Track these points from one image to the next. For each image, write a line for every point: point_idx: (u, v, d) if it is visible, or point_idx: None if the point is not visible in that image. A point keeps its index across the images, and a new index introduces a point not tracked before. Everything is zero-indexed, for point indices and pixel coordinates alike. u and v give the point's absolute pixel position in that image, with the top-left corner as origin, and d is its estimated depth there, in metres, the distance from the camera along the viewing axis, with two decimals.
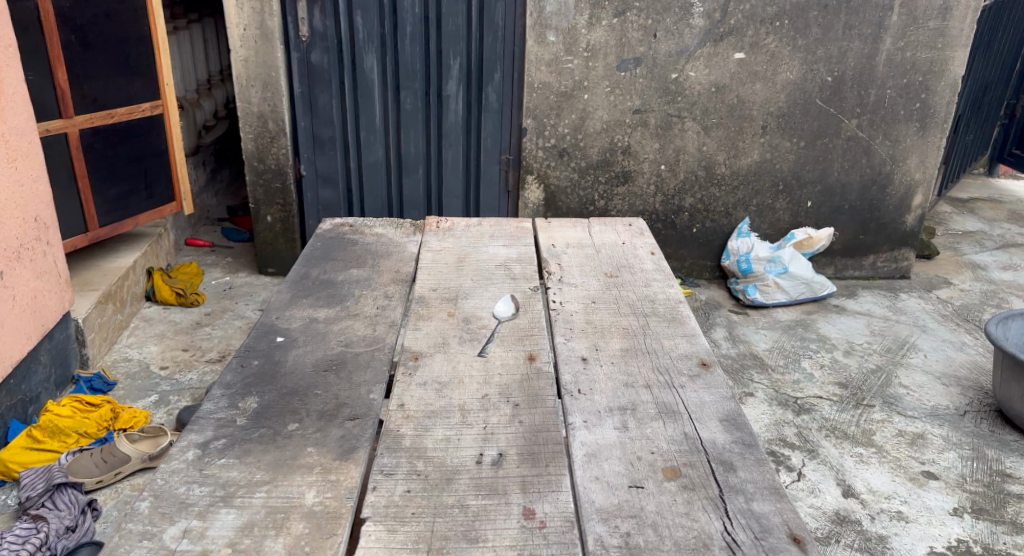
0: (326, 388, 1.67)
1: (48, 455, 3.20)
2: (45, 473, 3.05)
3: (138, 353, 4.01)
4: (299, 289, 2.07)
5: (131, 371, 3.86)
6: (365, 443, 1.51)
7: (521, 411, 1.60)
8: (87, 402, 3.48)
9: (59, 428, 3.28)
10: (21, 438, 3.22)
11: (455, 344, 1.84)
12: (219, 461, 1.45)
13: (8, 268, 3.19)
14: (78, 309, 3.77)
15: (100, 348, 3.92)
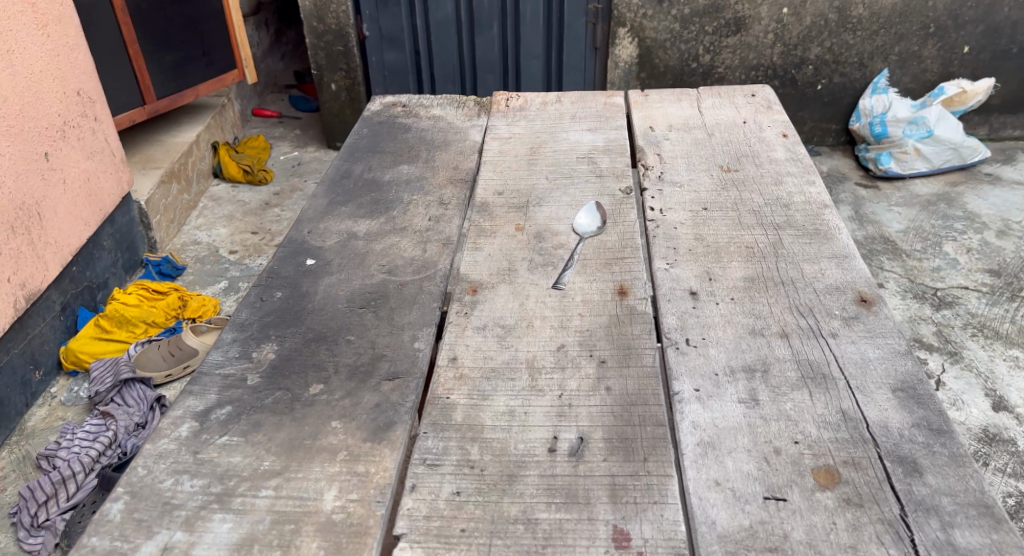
0: (362, 333, 1.31)
1: (117, 347, 3.05)
2: (113, 366, 2.90)
3: (207, 235, 3.76)
4: (337, 192, 1.71)
5: (200, 256, 3.62)
6: (405, 419, 1.14)
7: (609, 374, 1.21)
8: (154, 291, 3.28)
9: (126, 317, 3.10)
10: (89, 326, 3.07)
11: (523, 270, 1.45)
12: (220, 442, 1.10)
13: (52, 149, 2.96)
14: (140, 191, 3.53)
15: (167, 232, 3.70)
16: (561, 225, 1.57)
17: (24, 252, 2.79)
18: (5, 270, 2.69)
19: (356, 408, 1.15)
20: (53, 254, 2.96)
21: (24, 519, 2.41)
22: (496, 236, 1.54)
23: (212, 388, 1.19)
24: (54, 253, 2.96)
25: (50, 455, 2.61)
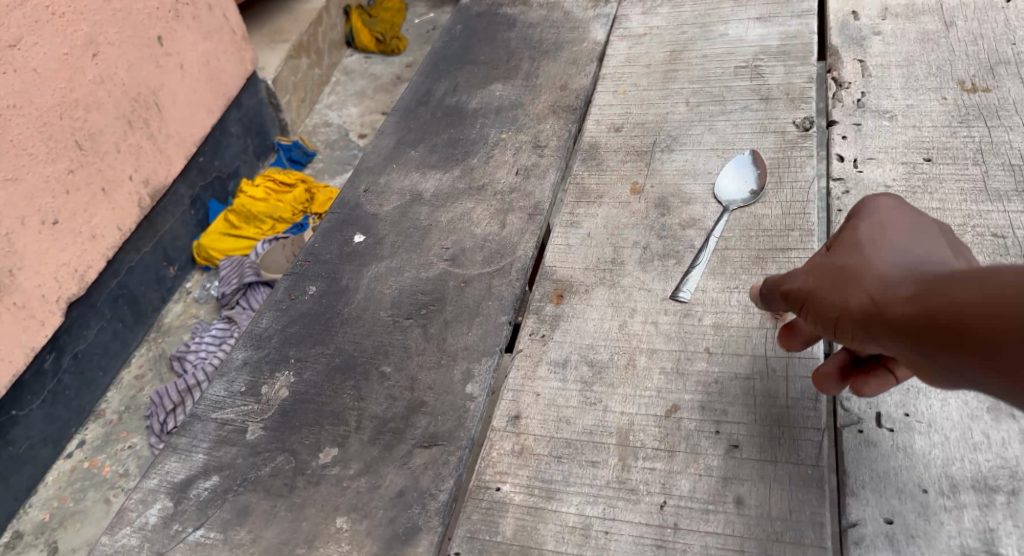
0: (402, 364, 0.97)
1: (246, 244, 2.84)
2: (240, 267, 2.71)
3: (338, 116, 3.49)
4: (408, 125, 1.35)
5: (331, 140, 3.39)
6: (430, 532, 0.81)
7: (738, 475, 0.82)
8: (281, 182, 3.03)
9: (253, 213, 2.87)
10: (219, 222, 2.87)
11: (631, 266, 1.05)
12: (194, 537, 0.85)
13: (163, 32, 2.57)
14: (267, 68, 3.19)
15: (299, 113, 3.42)
16: (688, 192, 1.12)
17: (144, 147, 2.52)
18: (124, 168, 2.44)
19: (372, 498, 0.85)
20: (177, 148, 2.67)
21: (154, 426, 2.34)
22: (601, 206, 1.14)
23: (202, 443, 0.93)
24: (177, 146, 2.67)
25: (180, 358, 2.51)
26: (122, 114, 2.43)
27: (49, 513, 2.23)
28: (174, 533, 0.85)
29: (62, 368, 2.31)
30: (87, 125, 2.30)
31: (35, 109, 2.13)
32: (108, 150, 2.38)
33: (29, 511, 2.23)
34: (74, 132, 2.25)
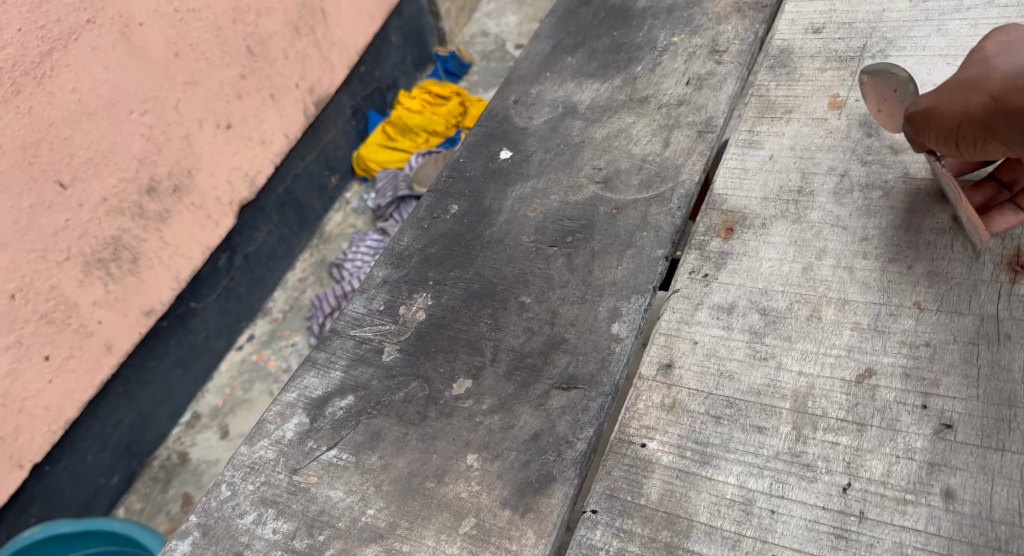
0: (539, 295, 1.16)
1: (400, 156, 2.82)
2: (394, 180, 2.70)
3: (496, 25, 3.32)
4: (570, 24, 1.55)
5: (487, 50, 3.23)
6: (565, 484, 0.99)
7: (945, 461, 0.95)
8: (437, 95, 2.95)
9: (408, 125, 2.84)
10: (377, 133, 2.88)
11: (818, 176, 1.22)
12: (326, 457, 1.08)
13: None
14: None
15: (458, 21, 3.29)
16: None
17: (310, 55, 2.54)
18: (291, 76, 2.47)
19: (505, 439, 1.04)
20: (341, 56, 2.68)
21: (313, 327, 2.45)
22: (786, 124, 1.30)
23: (340, 361, 1.17)
24: (341, 54, 2.68)
25: (339, 265, 2.59)
26: (291, 21, 2.43)
27: (221, 400, 2.37)
28: (309, 452, 1.08)
29: (235, 267, 2.43)
30: (258, 32, 2.32)
31: (212, 14, 2.15)
32: (277, 57, 2.40)
33: (205, 396, 2.39)
34: (246, 37, 2.27)
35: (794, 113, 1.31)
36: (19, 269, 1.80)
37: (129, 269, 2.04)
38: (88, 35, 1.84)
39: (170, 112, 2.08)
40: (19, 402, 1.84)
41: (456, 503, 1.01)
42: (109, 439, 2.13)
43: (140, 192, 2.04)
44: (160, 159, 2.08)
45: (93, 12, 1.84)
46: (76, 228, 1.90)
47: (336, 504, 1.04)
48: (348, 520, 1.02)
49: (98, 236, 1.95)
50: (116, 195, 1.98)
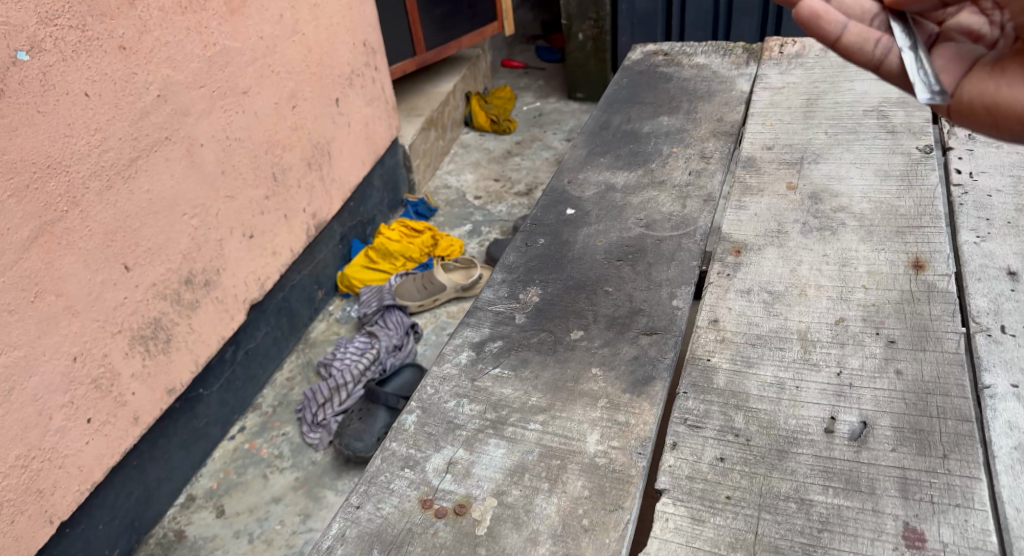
0: (619, 286, 1.28)
1: (380, 276, 3.22)
2: (378, 294, 3.07)
3: (457, 180, 3.87)
4: (614, 103, 1.84)
5: (450, 199, 3.75)
6: (663, 377, 1.09)
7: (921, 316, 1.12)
8: (411, 228, 3.42)
9: (389, 250, 3.27)
10: (360, 256, 3.28)
11: (794, 233, 1.33)
12: (494, 372, 1.14)
13: (343, 95, 3.04)
14: (405, 136, 3.64)
15: (425, 175, 3.82)
16: None
17: (315, 186, 2.92)
18: (299, 200, 2.80)
19: (613, 359, 1.13)
20: (338, 190, 3.09)
21: (307, 415, 2.65)
22: (763, 196, 1.44)
23: (484, 324, 1.24)
24: (337, 189, 3.09)
25: (326, 364, 2.85)
26: (305, 157, 2.81)
27: (215, 482, 2.50)
28: (482, 367, 1.15)
29: (237, 360, 2.66)
30: (280, 161, 2.65)
31: (247, 144, 2.45)
32: (293, 184, 2.74)
33: (199, 480, 2.51)
34: (271, 166, 2.60)
35: (765, 191, 1.45)
36: (84, 335, 1.86)
37: (163, 348, 2.13)
38: (165, 149, 2.05)
39: (212, 219, 2.29)
40: (61, 458, 1.84)
41: (590, 391, 1.09)
42: (118, 510, 2.22)
43: (181, 282, 2.17)
44: (199, 256, 2.25)
45: (172, 130, 2.07)
46: (131, 305, 1.99)
47: (507, 397, 1.10)
48: (519, 402, 1.09)
49: (143, 314, 2.04)
50: (164, 283, 2.11)
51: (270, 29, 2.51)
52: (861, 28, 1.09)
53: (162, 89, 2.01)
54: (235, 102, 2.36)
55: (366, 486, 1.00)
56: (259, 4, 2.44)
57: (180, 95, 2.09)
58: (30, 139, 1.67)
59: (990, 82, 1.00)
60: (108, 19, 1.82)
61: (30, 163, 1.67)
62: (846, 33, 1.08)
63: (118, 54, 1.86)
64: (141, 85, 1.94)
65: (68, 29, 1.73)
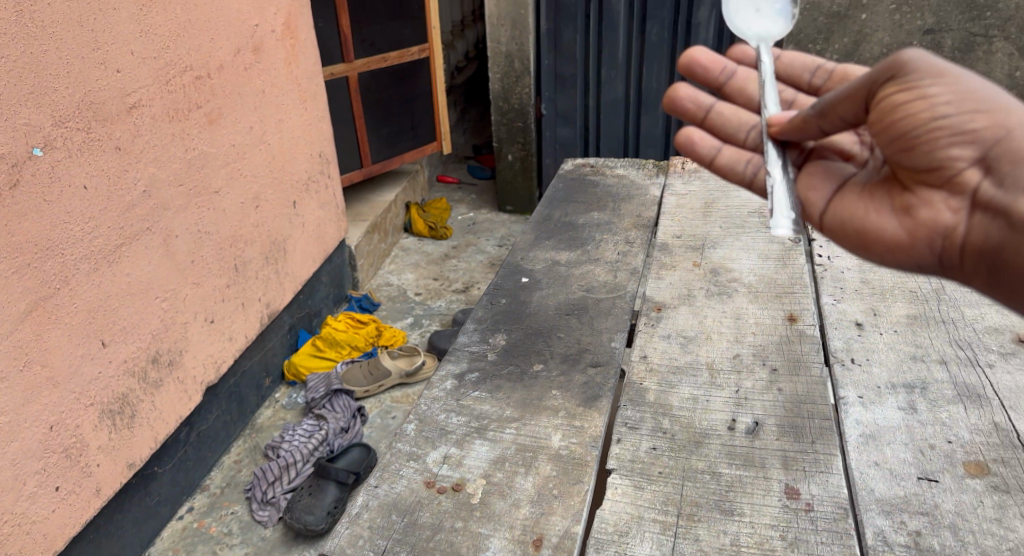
0: (569, 332, 1.62)
1: (327, 363, 3.27)
2: (326, 379, 3.10)
3: (398, 279, 4.14)
4: (551, 206, 2.24)
5: (392, 295, 4.01)
6: (607, 391, 1.44)
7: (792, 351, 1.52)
8: (358, 320, 3.54)
9: (336, 339, 3.35)
10: (307, 345, 3.34)
11: (700, 296, 1.74)
12: (474, 394, 1.44)
13: (298, 199, 3.01)
14: (351, 238, 3.89)
15: (368, 273, 4.07)
16: None
17: (272, 279, 2.85)
18: (257, 290, 2.73)
19: (569, 382, 1.47)
20: (290, 286, 3.01)
21: (257, 494, 2.60)
22: (674, 271, 1.85)
23: (462, 360, 1.53)
24: (289, 285, 3.00)
25: (274, 446, 2.80)
26: (264, 252, 2.75)
27: None
28: (463, 390, 1.44)
29: (189, 441, 2.59)
30: (243, 255, 2.60)
31: (216, 237, 2.42)
32: (252, 276, 2.68)
33: None
34: (236, 259, 2.55)
35: (676, 267, 1.87)
36: (61, 405, 1.82)
37: (128, 423, 2.04)
38: (145, 239, 2.05)
39: (180, 303, 2.24)
40: (30, 523, 1.75)
41: (551, 405, 1.41)
42: None
43: (150, 360, 2.10)
44: (167, 336, 2.19)
45: (153, 222, 2.08)
46: (104, 380, 1.94)
47: (488, 412, 1.39)
48: (499, 413, 1.39)
49: (114, 388, 1.98)
50: (135, 359, 2.05)
51: (242, 139, 2.53)
52: (735, 150, 1.30)
53: (147, 186, 2.04)
54: (209, 200, 2.35)
55: (381, 472, 1.27)
56: (234, 116, 2.47)
57: (162, 192, 2.12)
58: (35, 226, 1.70)
59: (858, 208, 1.13)
60: (108, 123, 1.88)
61: (30, 243, 1.69)
62: (720, 155, 1.30)
63: (114, 153, 1.91)
64: (129, 180, 1.97)
65: (76, 130, 1.79)
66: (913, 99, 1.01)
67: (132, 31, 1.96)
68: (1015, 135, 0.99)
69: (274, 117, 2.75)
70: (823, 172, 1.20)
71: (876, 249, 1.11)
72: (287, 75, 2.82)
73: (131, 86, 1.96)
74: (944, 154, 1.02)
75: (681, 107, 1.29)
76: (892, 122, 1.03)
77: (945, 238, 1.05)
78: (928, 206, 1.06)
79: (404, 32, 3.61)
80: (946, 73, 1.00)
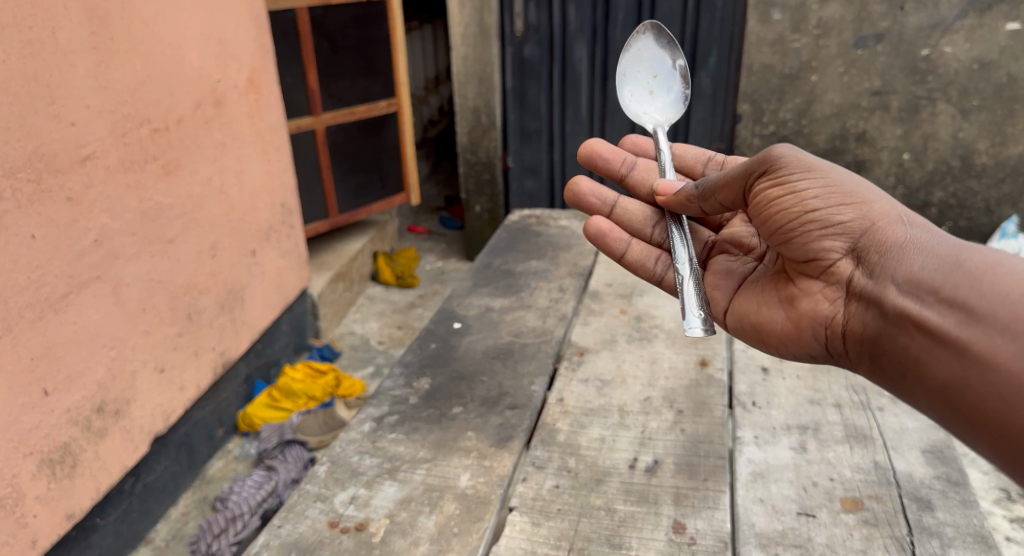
0: (492, 376, 1.69)
1: (281, 414, 2.95)
2: (279, 429, 2.85)
3: (362, 328, 3.80)
4: (495, 253, 2.32)
5: (354, 343, 3.66)
6: (521, 428, 1.51)
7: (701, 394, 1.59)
8: (317, 367, 3.21)
9: (292, 388, 3.02)
10: (263, 396, 3.02)
11: (622, 342, 1.82)
12: (390, 436, 1.51)
13: (260, 247, 2.85)
14: (315, 286, 3.58)
15: (332, 322, 3.72)
16: None
17: (228, 329, 2.65)
18: (211, 339, 2.54)
19: (485, 422, 1.53)
20: (247, 334, 2.80)
21: (201, 547, 2.39)
22: (599, 317, 1.93)
23: (384, 404, 1.61)
24: (247, 333, 2.80)
25: (222, 499, 2.58)
26: (219, 300, 2.57)
27: None
28: (380, 433, 1.51)
29: (134, 493, 2.35)
30: (196, 303, 2.43)
31: (170, 285, 2.30)
32: (206, 324, 2.49)
33: None
34: (189, 306, 2.40)
35: (604, 312, 1.95)
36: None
37: (68, 474, 1.91)
38: (94, 288, 1.97)
39: (129, 352, 2.11)
40: None
41: (463, 445, 1.47)
42: None
43: (94, 410, 1.98)
44: (114, 386, 2.06)
45: (102, 271, 1.99)
46: (43, 430, 1.83)
47: (400, 452, 1.46)
48: (411, 455, 1.46)
49: (55, 438, 1.87)
50: (79, 409, 1.94)
51: (200, 190, 2.44)
52: (643, 245, 1.52)
53: (98, 235, 1.97)
54: (162, 250, 2.25)
55: (286, 512, 1.34)
56: (193, 165, 2.39)
57: (114, 241, 2.04)
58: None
59: (758, 301, 1.33)
60: (60, 173, 1.85)
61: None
62: (631, 249, 1.51)
63: (64, 204, 1.87)
64: (79, 231, 1.91)
65: (26, 182, 1.75)
66: (787, 193, 1.19)
67: (88, 83, 1.93)
68: (879, 228, 1.15)
69: (235, 170, 2.65)
70: (724, 271, 1.43)
71: (773, 338, 1.29)
72: (250, 127, 2.73)
73: (86, 138, 1.93)
74: (820, 245, 1.19)
75: (586, 203, 1.59)
76: (771, 215, 1.22)
77: (829, 326, 1.21)
78: (810, 298, 1.23)
79: (372, 86, 3.65)
80: (815, 173, 1.19)
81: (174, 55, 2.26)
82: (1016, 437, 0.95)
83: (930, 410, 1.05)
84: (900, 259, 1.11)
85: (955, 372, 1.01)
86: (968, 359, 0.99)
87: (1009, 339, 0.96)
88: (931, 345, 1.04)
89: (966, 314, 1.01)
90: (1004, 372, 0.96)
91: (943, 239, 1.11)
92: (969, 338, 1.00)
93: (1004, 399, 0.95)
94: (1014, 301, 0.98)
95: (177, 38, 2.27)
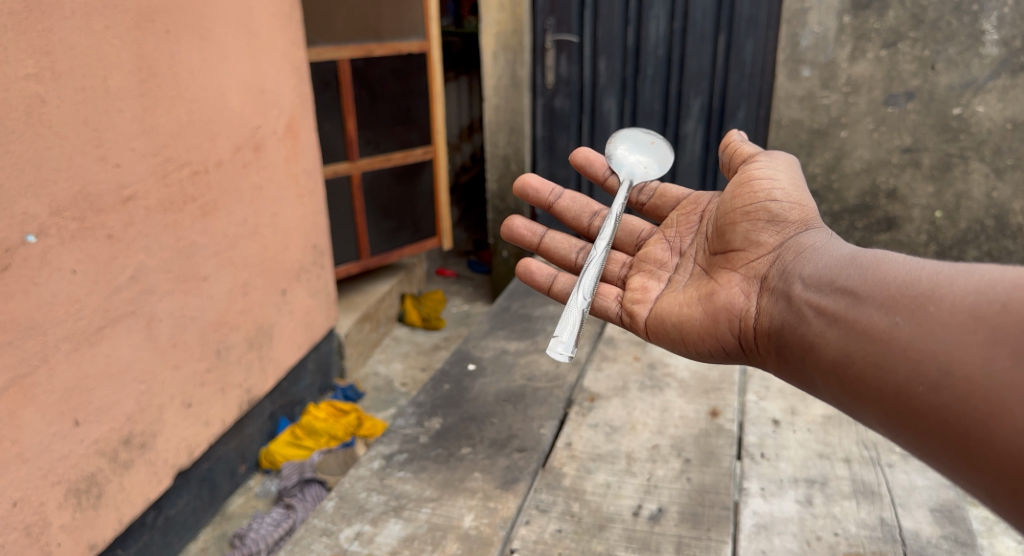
0: (502, 418, 1.72)
1: (302, 452, 2.91)
2: (299, 467, 2.78)
3: (386, 369, 3.81)
4: (513, 298, 2.36)
5: (378, 384, 3.67)
6: (531, 467, 1.55)
7: (710, 444, 1.62)
8: (340, 408, 3.17)
9: (313, 427, 2.97)
10: (284, 434, 2.97)
11: (634, 390, 1.83)
12: (398, 473, 1.55)
13: (289, 287, 2.92)
14: (341, 326, 3.61)
15: (356, 362, 3.74)
16: None
17: (254, 366, 2.69)
18: (238, 376, 2.59)
19: (494, 463, 1.57)
20: (273, 372, 2.83)
21: None
22: (614, 362, 1.96)
23: (395, 443, 1.65)
24: (274, 369, 2.84)
25: (241, 536, 2.52)
26: (248, 337, 2.63)
27: None
28: (388, 471, 1.55)
29: (156, 525, 2.30)
30: (226, 339, 2.50)
31: (201, 321, 2.37)
32: (233, 361, 2.55)
33: None
34: (216, 344, 2.45)
35: (618, 357, 1.98)
36: (28, 482, 1.76)
37: (93, 504, 1.95)
38: (129, 321, 2.04)
39: (157, 386, 2.17)
40: None
41: (472, 485, 1.51)
42: None
43: (122, 440, 2.02)
44: (141, 418, 2.11)
45: (136, 306, 2.07)
46: (71, 459, 1.88)
47: (407, 492, 1.50)
48: (418, 494, 1.49)
49: (81, 467, 1.91)
50: (107, 440, 1.98)
51: (235, 230, 2.52)
52: (569, 280, 1.62)
53: (136, 271, 2.05)
54: (196, 287, 2.33)
55: (292, 546, 1.39)
56: (230, 207, 2.48)
57: (150, 277, 2.12)
58: (19, 307, 1.72)
59: (677, 302, 1.44)
60: (102, 213, 1.93)
61: (13, 324, 1.70)
62: (556, 284, 1.61)
63: (105, 241, 1.95)
64: (117, 267, 1.99)
65: (71, 220, 1.84)
66: (762, 177, 1.43)
67: (135, 128, 2.03)
68: (805, 235, 1.32)
69: (270, 211, 2.73)
70: (640, 286, 1.55)
71: (691, 334, 1.39)
72: (286, 171, 2.83)
73: (129, 180, 2.02)
74: (757, 235, 1.38)
75: (518, 236, 1.74)
76: (741, 189, 1.45)
77: (743, 319, 1.32)
78: (733, 292, 1.36)
79: (407, 135, 3.75)
80: (790, 176, 1.44)
81: (217, 102, 2.37)
82: (890, 399, 1.02)
83: (828, 394, 1.13)
84: (811, 256, 1.26)
85: (843, 348, 1.09)
86: (851, 337, 1.08)
87: (884, 312, 1.06)
88: (824, 327, 1.13)
89: (849, 299, 1.12)
90: (880, 339, 1.04)
91: (848, 244, 1.24)
92: (855, 316, 1.09)
93: (880, 365, 1.03)
94: (891, 281, 1.08)
95: (221, 87, 2.39)
